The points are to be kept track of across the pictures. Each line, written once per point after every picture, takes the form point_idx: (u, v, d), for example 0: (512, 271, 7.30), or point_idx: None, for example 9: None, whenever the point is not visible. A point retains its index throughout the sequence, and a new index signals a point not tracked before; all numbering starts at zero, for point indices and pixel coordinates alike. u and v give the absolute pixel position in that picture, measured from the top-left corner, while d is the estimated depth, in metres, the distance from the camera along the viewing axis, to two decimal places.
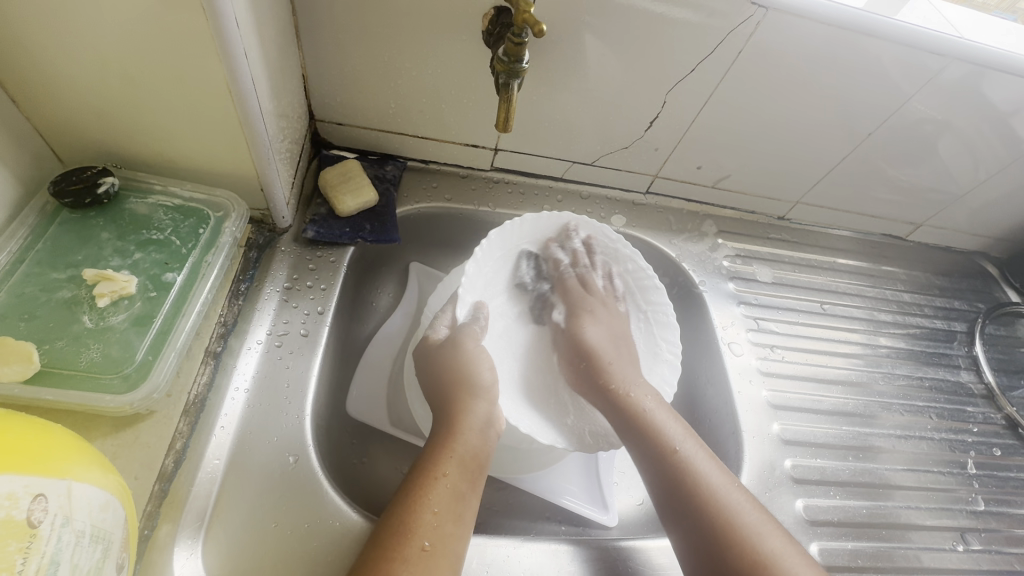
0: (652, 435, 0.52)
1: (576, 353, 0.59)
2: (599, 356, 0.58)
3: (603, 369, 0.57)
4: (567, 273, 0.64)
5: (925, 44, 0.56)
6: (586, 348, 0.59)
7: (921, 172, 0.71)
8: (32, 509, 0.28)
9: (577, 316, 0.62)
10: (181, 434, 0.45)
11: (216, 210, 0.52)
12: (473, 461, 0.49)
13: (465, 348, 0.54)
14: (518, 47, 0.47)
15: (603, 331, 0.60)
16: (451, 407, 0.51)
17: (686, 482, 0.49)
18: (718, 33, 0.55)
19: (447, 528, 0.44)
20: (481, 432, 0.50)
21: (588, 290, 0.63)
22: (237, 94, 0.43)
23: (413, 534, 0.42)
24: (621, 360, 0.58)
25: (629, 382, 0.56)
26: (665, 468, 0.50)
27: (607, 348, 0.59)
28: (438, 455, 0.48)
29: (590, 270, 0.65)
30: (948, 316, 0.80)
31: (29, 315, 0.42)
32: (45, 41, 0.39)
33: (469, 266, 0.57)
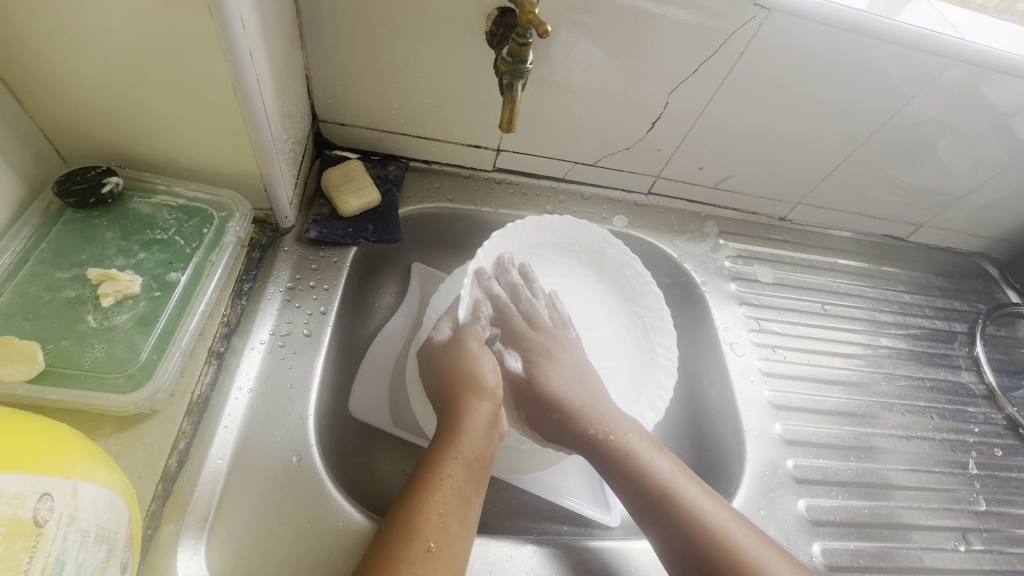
0: (642, 477, 0.51)
1: (548, 400, 0.56)
2: (575, 399, 0.56)
3: (575, 416, 0.55)
4: (514, 310, 0.61)
5: (927, 45, 0.56)
6: (553, 395, 0.56)
7: (922, 173, 0.71)
8: (38, 508, 0.28)
9: (534, 359, 0.59)
10: (185, 434, 0.45)
11: (220, 210, 0.52)
12: (478, 461, 0.48)
13: (470, 349, 0.54)
14: (522, 48, 0.46)
15: (560, 375, 0.58)
16: (456, 407, 0.51)
17: (684, 524, 0.48)
18: (720, 35, 0.55)
19: (452, 529, 0.44)
20: (485, 433, 0.50)
21: (536, 327, 0.61)
22: (242, 95, 0.43)
23: (419, 534, 0.42)
24: (595, 400, 0.56)
25: (609, 424, 0.54)
26: (661, 510, 0.49)
27: (576, 390, 0.56)
28: (443, 455, 0.48)
29: (532, 301, 0.62)
30: (949, 317, 0.80)
31: (34, 315, 0.42)
32: (51, 40, 0.39)
33: (471, 264, 0.59)
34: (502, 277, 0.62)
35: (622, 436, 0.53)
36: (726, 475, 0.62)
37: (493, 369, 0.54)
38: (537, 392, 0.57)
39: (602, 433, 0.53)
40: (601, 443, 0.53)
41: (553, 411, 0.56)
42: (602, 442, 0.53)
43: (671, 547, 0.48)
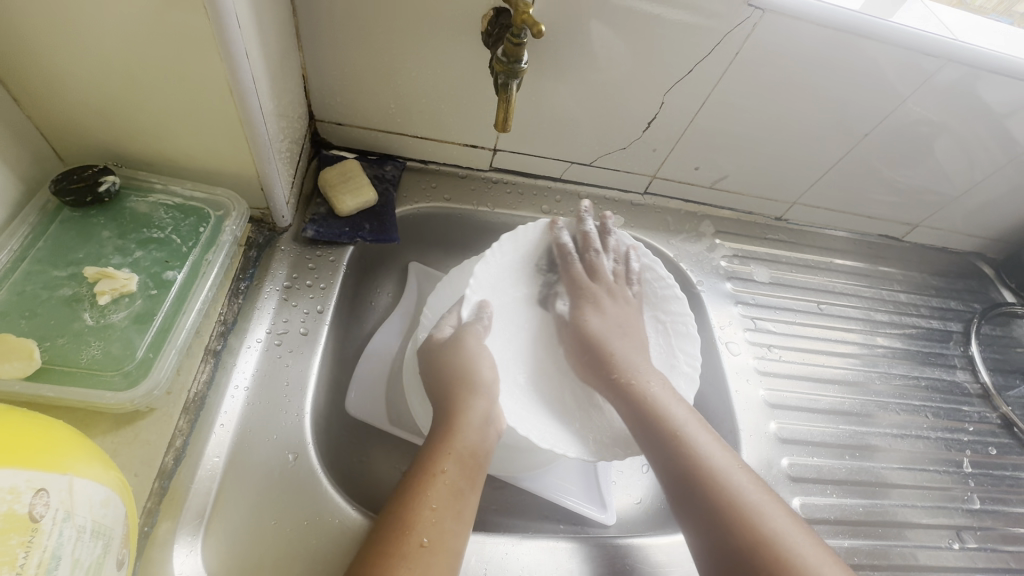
0: (655, 415, 0.52)
1: (600, 355, 0.58)
2: (625, 363, 0.57)
3: (614, 363, 0.57)
4: (572, 262, 0.64)
5: (920, 45, 0.56)
6: (601, 347, 0.59)
7: (917, 173, 0.71)
8: (34, 503, 0.28)
9: (587, 303, 0.62)
10: (181, 432, 0.45)
11: (217, 209, 0.52)
12: (472, 457, 0.48)
13: (466, 347, 0.54)
14: (517, 48, 0.47)
15: (611, 320, 0.61)
16: (452, 403, 0.51)
17: (686, 462, 0.49)
18: (715, 35, 0.55)
19: (445, 524, 0.44)
20: (481, 429, 0.50)
21: (596, 278, 0.63)
22: (238, 94, 0.43)
23: (411, 530, 0.43)
24: (626, 349, 0.59)
25: (633, 370, 0.56)
26: (689, 472, 0.49)
27: (613, 337, 0.59)
28: (436, 451, 0.48)
29: (599, 253, 0.65)
30: (944, 316, 0.80)
31: (30, 313, 0.42)
32: (48, 39, 0.39)
33: (477, 267, 0.58)
34: (574, 227, 0.66)
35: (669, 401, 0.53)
36: None
37: (489, 365, 0.54)
38: (587, 334, 0.60)
39: (648, 397, 0.54)
40: (644, 407, 0.53)
41: (591, 354, 0.59)
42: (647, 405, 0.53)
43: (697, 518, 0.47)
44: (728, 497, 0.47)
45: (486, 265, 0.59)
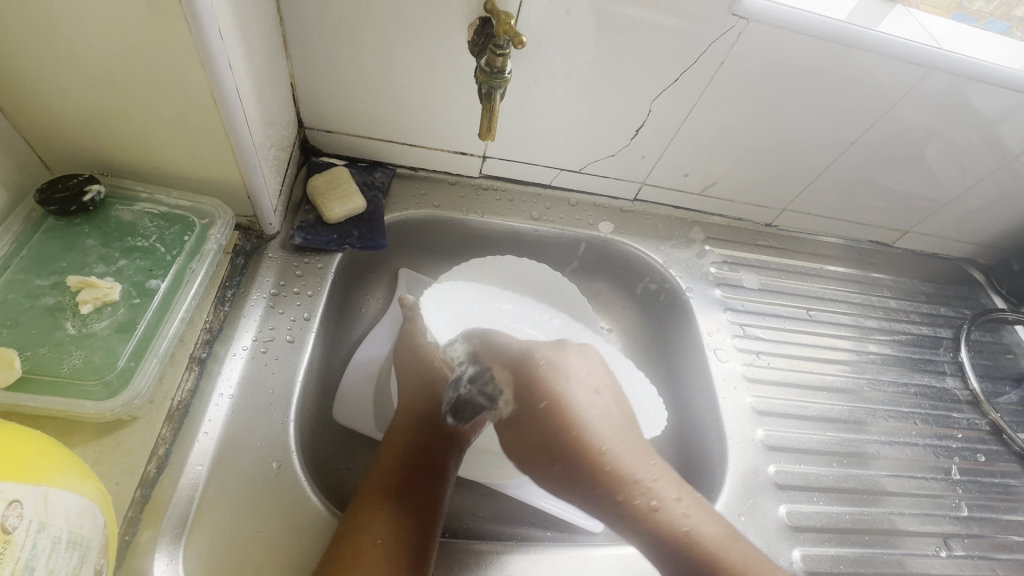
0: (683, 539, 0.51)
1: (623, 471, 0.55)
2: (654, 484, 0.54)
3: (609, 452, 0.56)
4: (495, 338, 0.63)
5: (906, 54, 0.56)
6: (619, 463, 0.55)
7: (908, 179, 0.72)
8: (7, 515, 0.28)
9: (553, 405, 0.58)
10: (164, 441, 0.45)
11: (202, 217, 0.53)
12: (417, 457, 0.53)
13: (420, 354, 0.61)
14: (499, 58, 0.47)
15: (583, 398, 0.59)
16: (402, 406, 0.58)
17: None
18: (701, 44, 0.56)
19: (396, 523, 0.47)
20: (428, 429, 0.56)
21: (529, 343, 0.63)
22: (222, 105, 0.44)
23: (365, 531, 0.46)
24: (620, 436, 0.57)
25: (643, 474, 0.55)
26: None
27: (601, 422, 0.58)
28: (390, 453, 0.53)
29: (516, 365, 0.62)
30: (934, 323, 0.81)
31: (11, 322, 0.43)
32: (31, 50, 0.39)
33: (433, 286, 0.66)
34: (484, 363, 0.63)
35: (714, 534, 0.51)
36: (708, 479, 0.62)
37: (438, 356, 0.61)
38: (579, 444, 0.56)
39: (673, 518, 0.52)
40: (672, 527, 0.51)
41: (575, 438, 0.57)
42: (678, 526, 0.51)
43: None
44: None
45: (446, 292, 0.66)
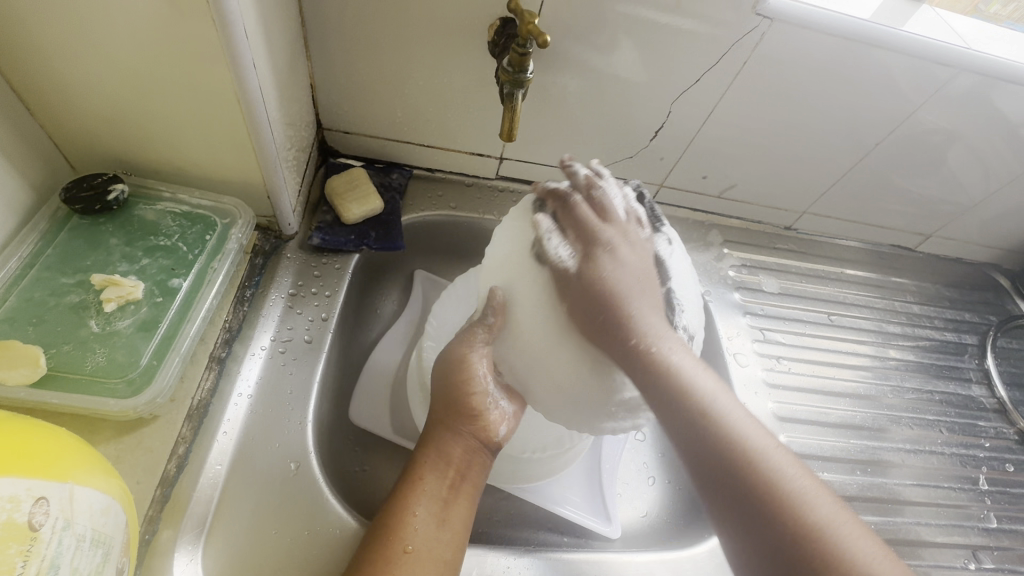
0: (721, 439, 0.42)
1: (687, 409, 0.43)
2: (701, 390, 0.43)
3: (627, 322, 0.45)
4: (598, 207, 0.50)
5: (933, 55, 0.55)
6: (684, 383, 0.43)
7: (930, 183, 0.70)
8: (33, 512, 0.28)
9: (613, 318, 0.45)
10: (184, 440, 0.45)
11: (224, 217, 0.53)
12: (455, 470, 0.45)
13: (460, 357, 0.46)
14: (522, 58, 0.47)
15: (626, 248, 0.49)
16: (437, 411, 0.46)
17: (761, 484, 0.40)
18: (724, 44, 0.55)
19: (430, 531, 0.42)
20: (464, 460, 0.45)
21: (606, 215, 0.50)
22: (245, 104, 0.44)
23: (397, 534, 0.41)
24: (641, 296, 0.47)
25: (664, 342, 0.45)
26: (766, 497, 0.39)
27: (633, 280, 0.47)
28: (427, 458, 0.45)
29: (593, 218, 0.50)
30: (958, 329, 0.79)
31: (37, 320, 0.43)
32: (59, 47, 0.40)
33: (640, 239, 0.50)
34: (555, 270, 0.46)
35: (777, 457, 0.41)
36: None
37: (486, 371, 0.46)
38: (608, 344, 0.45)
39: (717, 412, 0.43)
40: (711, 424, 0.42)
41: (603, 305, 0.45)
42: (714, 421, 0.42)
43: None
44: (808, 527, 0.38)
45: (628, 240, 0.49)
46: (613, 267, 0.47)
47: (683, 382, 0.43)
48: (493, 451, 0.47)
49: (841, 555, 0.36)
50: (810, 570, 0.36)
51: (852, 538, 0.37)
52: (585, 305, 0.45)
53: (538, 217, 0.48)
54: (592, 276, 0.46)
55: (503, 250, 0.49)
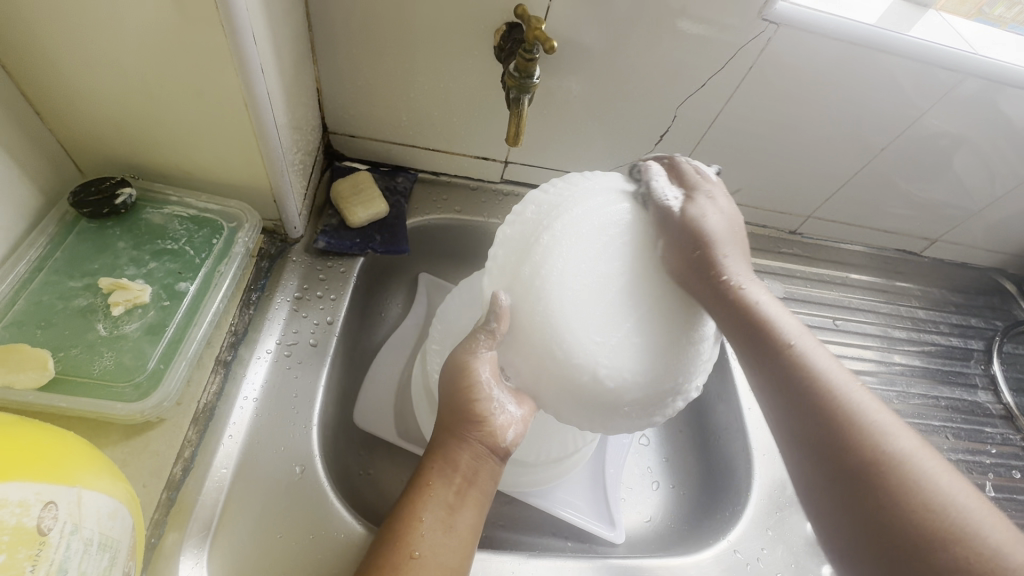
0: (797, 368, 0.42)
1: (767, 337, 0.45)
2: (780, 326, 0.45)
3: (716, 262, 0.48)
4: (692, 173, 0.53)
5: (939, 60, 0.55)
6: (764, 319, 0.46)
7: (936, 187, 0.70)
8: (42, 516, 0.28)
9: (705, 252, 0.48)
10: (190, 443, 0.45)
11: (230, 221, 0.53)
12: (461, 476, 0.44)
13: (462, 364, 0.45)
14: (528, 63, 0.47)
15: (722, 204, 0.52)
16: (444, 416, 0.46)
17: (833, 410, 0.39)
18: (729, 49, 0.55)
19: (436, 537, 0.41)
20: (470, 467, 0.44)
21: (702, 175, 0.53)
22: (253, 109, 0.44)
23: (405, 540, 0.41)
24: (731, 248, 0.50)
25: (749, 285, 0.48)
26: (838, 423, 0.39)
27: (725, 235, 0.50)
28: (434, 462, 0.44)
29: (691, 180, 0.52)
30: (964, 334, 0.78)
31: (45, 323, 0.43)
32: (69, 52, 0.40)
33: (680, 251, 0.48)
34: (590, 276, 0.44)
35: (856, 393, 0.40)
36: (734, 491, 0.61)
37: (491, 378, 0.45)
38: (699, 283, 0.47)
39: (799, 346, 0.44)
40: (787, 354, 0.43)
41: (696, 247, 0.48)
42: (793, 353, 0.43)
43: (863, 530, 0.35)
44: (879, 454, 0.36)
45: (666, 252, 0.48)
46: (712, 212, 0.51)
47: (762, 316, 0.46)
48: (502, 456, 0.45)
49: (913, 483, 0.35)
50: (880, 492, 0.35)
51: (930, 470, 0.35)
52: (682, 241, 0.48)
53: (647, 162, 0.53)
54: (690, 218, 0.49)
55: (531, 244, 0.45)
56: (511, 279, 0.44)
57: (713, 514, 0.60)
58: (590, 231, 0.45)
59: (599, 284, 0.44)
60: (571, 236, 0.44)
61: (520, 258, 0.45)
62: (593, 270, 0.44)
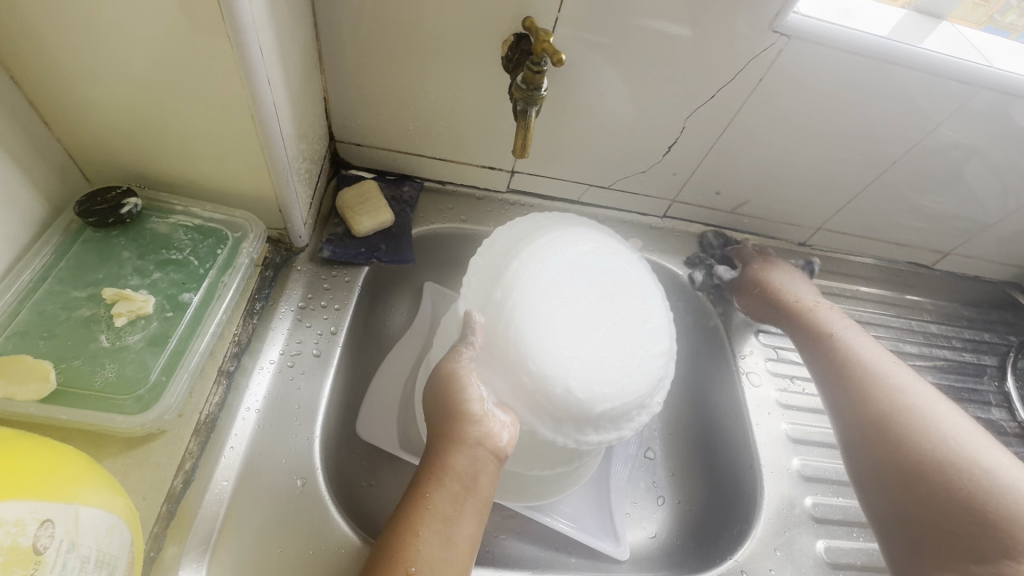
0: (841, 355, 0.60)
1: (809, 331, 0.64)
2: (825, 325, 0.64)
3: (779, 289, 0.68)
4: (751, 252, 0.73)
5: (953, 73, 0.54)
6: (811, 321, 0.65)
7: (948, 200, 0.69)
8: (38, 535, 0.27)
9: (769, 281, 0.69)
10: (191, 455, 0.45)
11: (235, 230, 0.53)
12: (459, 484, 0.43)
13: (448, 375, 0.45)
14: (537, 75, 0.47)
15: (778, 261, 0.72)
16: (436, 426, 0.45)
17: (877, 393, 0.56)
18: (739, 60, 0.54)
19: (434, 550, 0.40)
20: (467, 473, 0.43)
21: (766, 256, 0.72)
22: (259, 120, 0.44)
23: (402, 554, 0.40)
24: (791, 276, 0.70)
25: (805, 297, 0.67)
26: (879, 400, 0.55)
27: (787, 275, 0.70)
28: (431, 474, 0.43)
29: (768, 258, 0.72)
30: (977, 350, 0.77)
31: (48, 334, 0.43)
32: (78, 63, 0.40)
33: (646, 281, 0.50)
34: (559, 299, 0.45)
35: (908, 385, 0.56)
36: (742, 508, 0.60)
37: (476, 387, 0.45)
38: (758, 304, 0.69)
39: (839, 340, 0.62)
40: (837, 345, 0.62)
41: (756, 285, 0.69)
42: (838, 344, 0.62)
43: (871, 456, 0.54)
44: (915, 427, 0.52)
45: (637, 281, 0.49)
46: (767, 263, 0.71)
47: (814, 317, 0.65)
48: (503, 458, 0.44)
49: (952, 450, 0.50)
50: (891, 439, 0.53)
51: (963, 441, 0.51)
52: (748, 290, 0.70)
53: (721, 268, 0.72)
54: (755, 270, 0.70)
55: (498, 272, 0.48)
56: (485, 300, 0.47)
57: (720, 532, 0.59)
58: (554, 255, 0.47)
59: (569, 306, 0.45)
60: (533, 261, 0.47)
61: (490, 283, 0.47)
62: (558, 292, 0.45)
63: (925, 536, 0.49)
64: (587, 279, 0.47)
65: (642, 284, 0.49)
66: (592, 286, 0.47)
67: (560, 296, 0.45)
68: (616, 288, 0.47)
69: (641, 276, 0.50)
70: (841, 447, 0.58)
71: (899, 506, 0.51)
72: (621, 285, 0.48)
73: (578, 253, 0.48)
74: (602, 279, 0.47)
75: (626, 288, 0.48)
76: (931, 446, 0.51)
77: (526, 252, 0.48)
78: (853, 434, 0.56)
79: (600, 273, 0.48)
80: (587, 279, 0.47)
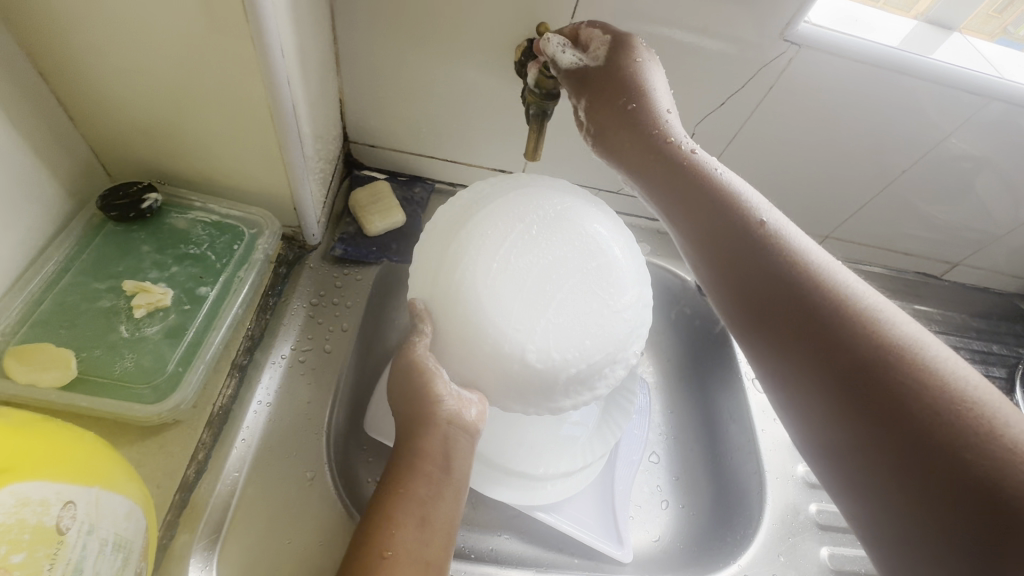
0: (766, 253, 0.39)
1: (731, 218, 0.42)
2: (753, 211, 0.42)
3: (656, 116, 0.45)
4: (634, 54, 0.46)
5: (962, 83, 0.54)
6: (730, 199, 0.42)
7: (956, 211, 0.69)
8: (62, 516, 0.29)
9: (641, 105, 0.45)
10: (204, 446, 0.46)
11: (251, 227, 0.54)
12: (429, 462, 0.42)
13: (407, 359, 0.45)
14: (549, 80, 0.48)
15: (655, 75, 0.47)
16: (404, 409, 0.45)
17: (829, 310, 0.36)
18: (750, 68, 0.55)
19: (409, 530, 0.39)
20: (438, 452, 0.43)
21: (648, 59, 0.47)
22: (278, 121, 0.45)
23: (375, 538, 0.39)
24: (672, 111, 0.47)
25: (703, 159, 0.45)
26: (829, 318, 0.36)
27: (662, 97, 0.46)
28: (405, 455, 0.43)
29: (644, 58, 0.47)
30: (986, 361, 0.77)
31: (69, 323, 0.44)
32: (105, 61, 0.41)
33: (606, 224, 0.47)
34: (506, 268, 0.41)
35: (862, 293, 0.37)
36: (745, 512, 0.60)
37: (441, 372, 0.44)
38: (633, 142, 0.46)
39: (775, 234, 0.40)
40: (771, 242, 0.40)
41: (625, 101, 0.45)
42: (770, 238, 0.40)
43: (848, 416, 0.33)
44: (884, 354, 0.33)
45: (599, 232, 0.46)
46: (646, 69, 0.46)
47: (730, 197, 0.42)
48: (473, 436, 0.45)
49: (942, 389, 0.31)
50: (869, 383, 0.33)
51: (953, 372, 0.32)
52: (607, 93, 0.46)
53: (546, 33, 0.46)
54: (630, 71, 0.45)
55: (437, 258, 0.45)
56: (431, 292, 0.44)
57: (723, 535, 0.59)
58: (496, 222, 0.43)
59: (519, 276, 0.41)
60: (473, 234, 0.43)
61: (432, 278, 0.44)
62: (507, 261, 0.42)
63: (900, 511, 0.31)
64: (533, 235, 0.43)
65: (599, 231, 0.45)
66: (540, 244, 0.42)
67: (506, 262, 0.42)
68: (563, 240, 0.43)
69: (598, 222, 0.46)
70: (782, 412, 0.38)
71: (852, 453, 0.33)
72: (567, 235, 0.43)
73: (522, 214, 0.44)
74: (550, 232, 0.43)
75: (580, 236, 0.44)
76: (917, 383, 0.32)
77: (467, 228, 0.44)
78: (820, 381, 0.35)
79: (548, 225, 0.43)
80: (535, 238, 0.43)
